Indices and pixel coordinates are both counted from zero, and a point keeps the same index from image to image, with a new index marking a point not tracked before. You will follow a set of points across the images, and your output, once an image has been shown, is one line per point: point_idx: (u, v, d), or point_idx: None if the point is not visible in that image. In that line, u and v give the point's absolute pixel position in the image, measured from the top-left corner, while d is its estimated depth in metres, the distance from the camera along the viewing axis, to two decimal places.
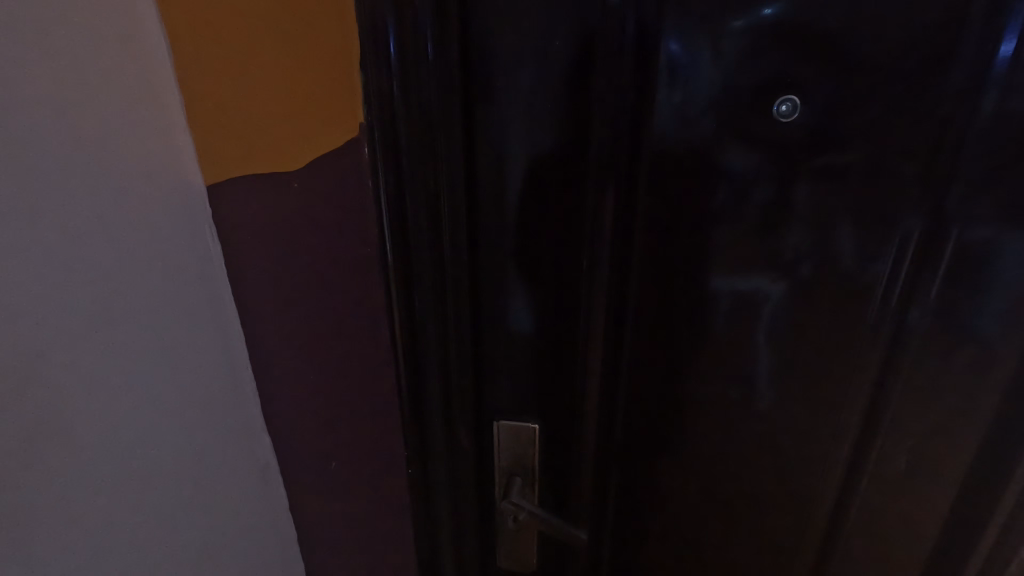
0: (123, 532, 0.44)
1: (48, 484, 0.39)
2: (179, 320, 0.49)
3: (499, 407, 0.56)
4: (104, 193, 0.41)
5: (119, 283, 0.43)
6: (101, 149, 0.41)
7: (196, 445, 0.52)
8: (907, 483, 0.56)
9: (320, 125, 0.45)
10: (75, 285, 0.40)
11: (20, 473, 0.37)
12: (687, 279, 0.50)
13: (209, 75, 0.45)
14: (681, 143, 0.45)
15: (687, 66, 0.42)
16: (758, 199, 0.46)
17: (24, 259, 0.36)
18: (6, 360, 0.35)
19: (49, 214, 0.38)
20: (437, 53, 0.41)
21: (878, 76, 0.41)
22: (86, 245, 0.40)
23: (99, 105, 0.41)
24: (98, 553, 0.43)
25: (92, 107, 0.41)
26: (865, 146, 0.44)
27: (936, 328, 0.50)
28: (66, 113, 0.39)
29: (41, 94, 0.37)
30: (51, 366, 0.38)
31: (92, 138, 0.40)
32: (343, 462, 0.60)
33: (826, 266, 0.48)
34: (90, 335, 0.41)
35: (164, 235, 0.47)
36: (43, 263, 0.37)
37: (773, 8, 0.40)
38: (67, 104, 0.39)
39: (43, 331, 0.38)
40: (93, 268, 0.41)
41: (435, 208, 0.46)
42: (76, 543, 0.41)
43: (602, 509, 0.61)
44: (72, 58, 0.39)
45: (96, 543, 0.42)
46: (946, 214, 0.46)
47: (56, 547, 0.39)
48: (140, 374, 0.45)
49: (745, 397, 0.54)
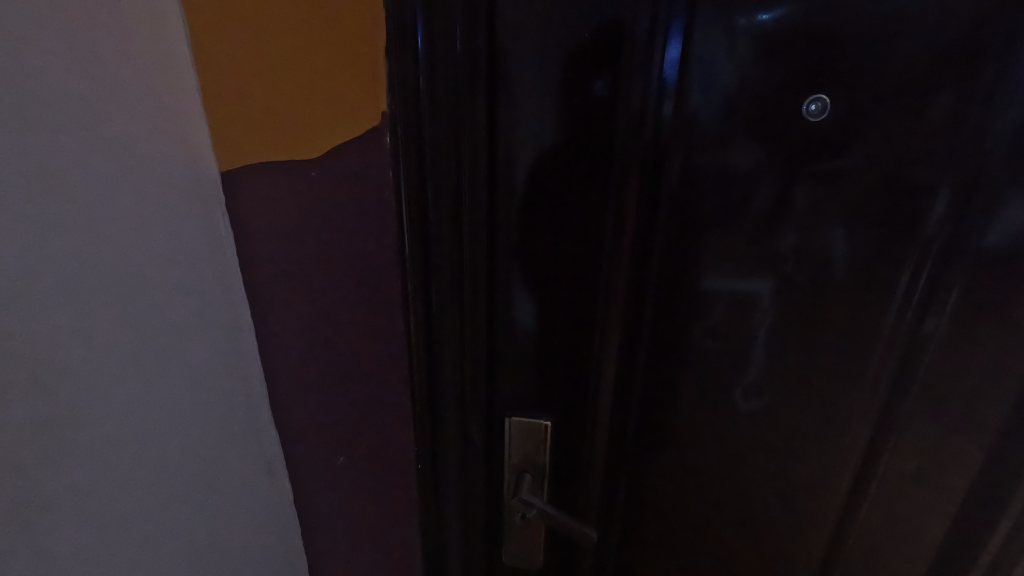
0: (127, 518, 0.43)
1: (66, 466, 0.38)
2: (186, 302, 0.47)
3: (511, 403, 0.56)
4: (110, 164, 0.40)
5: (126, 260, 0.41)
6: (108, 117, 0.39)
7: (203, 435, 0.51)
8: (913, 492, 0.57)
9: (340, 114, 0.44)
10: (81, 260, 0.38)
11: (42, 446, 0.37)
12: (704, 278, 0.50)
13: (230, 64, 0.44)
14: (704, 141, 0.45)
15: (709, 61, 0.42)
16: (783, 199, 0.46)
17: (33, 238, 0.35)
18: (25, 338, 0.35)
19: (56, 191, 0.36)
20: (465, 40, 0.41)
21: (907, 77, 0.41)
22: (92, 219, 0.39)
23: (107, 71, 0.39)
24: (104, 538, 0.42)
25: (101, 73, 0.39)
26: (863, 149, 0.44)
27: (952, 338, 0.50)
28: (73, 78, 0.37)
29: (46, 56, 0.35)
30: (58, 355, 0.37)
31: (99, 106, 0.39)
32: (351, 458, 0.59)
33: (849, 267, 0.48)
34: (94, 317, 0.39)
35: (173, 211, 0.45)
36: (55, 243, 0.36)
37: (773, 13, 0.40)
38: (74, 68, 0.37)
39: (54, 316, 0.37)
40: (100, 242, 0.39)
41: (456, 201, 0.45)
42: (94, 526, 0.41)
43: (611, 507, 0.61)
44: (79, 22, 0.37)
45: (110, 527, 0.42)
46: (965, 225, 0.46)
47: (73, 529, 0.39)
48: (147, 356, 0.44)
49: (757, 397, 0.54)
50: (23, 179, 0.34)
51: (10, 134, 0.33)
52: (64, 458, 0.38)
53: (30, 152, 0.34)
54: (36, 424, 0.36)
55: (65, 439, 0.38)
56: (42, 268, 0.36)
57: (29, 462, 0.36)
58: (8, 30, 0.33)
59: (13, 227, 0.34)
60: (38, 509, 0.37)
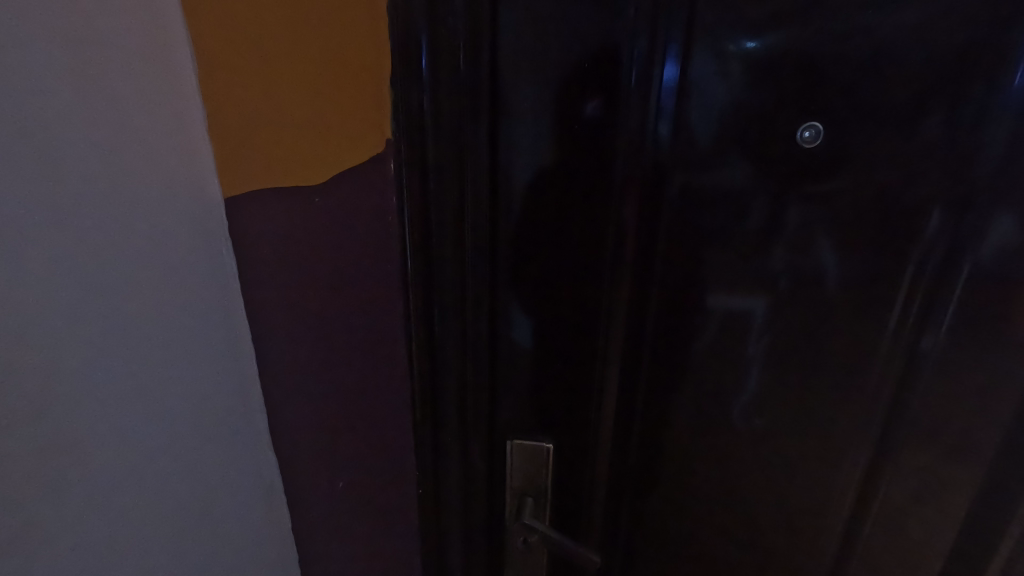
0: (115, 531, 0.42)
1: (67, 495, 0.38)
2: (184, 313, 0.47)
3: (512, 426, 0.55)
4: (109, 178, 0.39)
5: (124, 277, 0.41)
6: (110, 127, 0.39)
7: (201, 461, 0.50)
8: (917, 509, 0.57)
9: (342, 141, 0.45)
10: (81, 283, 0.38)
11: (43, 474, 0.36)
12: (703, 298, 0.51)
13: (240, 94, 0.45)
14: (701, 164, 0.46)
15: (704, 88, 0.44)
16: (775, 224, 0.47)
17: (27, 238, 0.34)
18: (26, 367, 0.35)
19: (51, 190, 0.36)
20: (469, 67, 0.42)
21: (895, 102, 0.42)
22: (87, 221, 0.38)
23: (112, 93, 0.39)
24: (98, 564, 0.41)
25: (105, 79, 0.39)
26: (854, 173, 0.45)
27: (951, 355, 0.50)
28: (73, 81, 0.37)
29: (49, 64, 0.35)
30: (59, 366, 0.37)
31: (101, 116, 0.39)
32: (350, 483, 0.58)
33: (845, 286, 0.49)
34: (89, 320, 0.39)
35: (173, 228, 0.45)
36: (49, 245, 0.36)
37: (756, 42, 0.42)
38: (77, 77, 0.37)
39: (49, 320, 0.36)
40: (96, 245, 0.39)
41: (460, 224, 0.46)
42: (92, 555, 0.40)
43: (614, 529, 0.61)
44: (86, 32, 0.37)
45: (108, 557, 0.41)
46: (959, 243, 0.46)
47: (71, 560, 0.39)
48: (142, 363, 0.43)
49: (758, 415, 0.54)
50: (20, 183, 0.34)
51: (18, 164, 0.34)
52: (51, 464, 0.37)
53: (35, 177, 0.35)
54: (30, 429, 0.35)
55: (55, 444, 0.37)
56: (37, 270, 0.35)
57: (31, 490, 0.36)
58: (18, 62, 0.33)
59: (13, 247, 0.33)
60: (35, 540, 0.36)
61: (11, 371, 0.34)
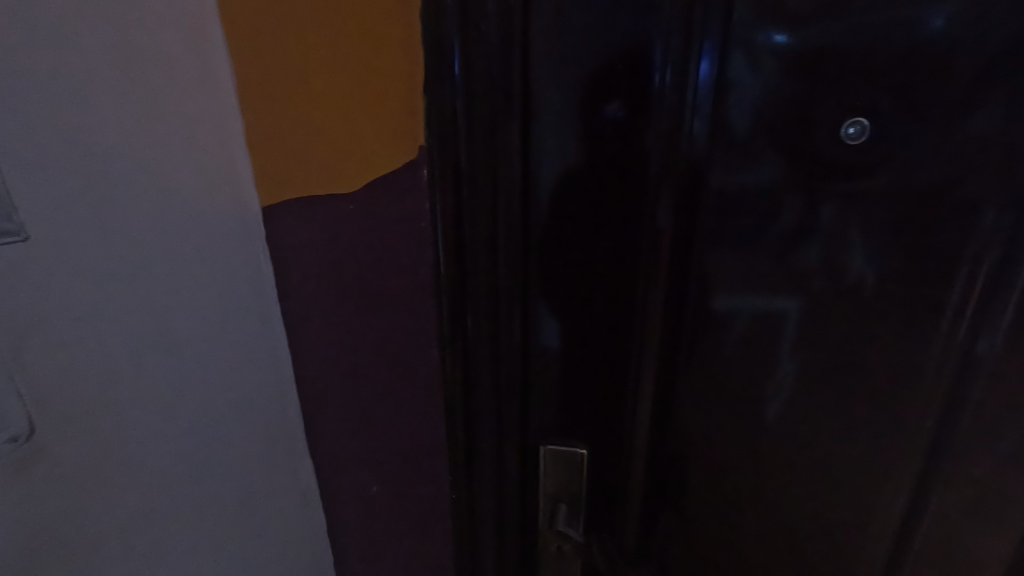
0: (159, 516, 0.43)
1: (118, 481, 0.40)
2: (225, 312, 0.48)
3: (546, 432, 0.55)
4: (157, 181, 0.41)
5: (171, 276, 0.43)
6: (159, 132, 0.41)
7: (240, 456, 0.51)
8: (973, 519, 0.54)
9: (376, 147, 0.45)
10: (133, 281, 0.40)
11: (97, 460, 0.38)
12: (742, 300, 0.49)
13: (275, 102, 0.46)
14: (739, 163, 0.45)
15: (741, 86, 0.43)
16: (819, 221, 0.45)
17: (69, 228, 0.35)
18: (83, 358, 0.37)
19: (79, 180, 0.36)
20: (501, 70, 0.41)
21: (944, 94, 0.41)
22: (126, 212, 0.39)
23: (159, 100, 0.41)
24: (145, 548, 0.42)
25: (152, 84, 0.40)
26: (902, 168, 0.43)
27: (1008, 357, 0.48)
28: (125, 88, 0.38)
29: (105, 73, 0.37)
30: (79, 357, 0.36)
31: (150, 121, 0.40)
32: (384, 487, 0.58)
33: (894, 286, 0.46)
34: (136, 313, 0.40)
35: (215, 230, 0.46)
36: (106, 244, 0.38)
37: (784, 36, 0.41)
38: (129, 84, 0.39)
39: (104, 315, 0.38)
40: (125, 236, 0.39)
41: (493, 228, 0.45)
42: (140, 538, 0.42)
43: (650, 538, 0.60)
44: (136, 41, 0.39)
45: (154, 541, 0.43)
46: (1017, 240, 0.44)
47: (121, 542, 0.40)
48: (178, 354, 0.44)
49: (800, 420, 0.53)
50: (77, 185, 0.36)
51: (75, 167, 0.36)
52: (76, 452, 0.37)
53: (91, 179, 0.37)
54: (47, 420, 0.35)
55: (80, 434, 0.37)
56: (88, 264, 0.37)
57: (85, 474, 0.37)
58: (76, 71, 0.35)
59: (68, 244, 0.35)
60: (90, 520, 0.38)
61: (61, 356, 0.35)
